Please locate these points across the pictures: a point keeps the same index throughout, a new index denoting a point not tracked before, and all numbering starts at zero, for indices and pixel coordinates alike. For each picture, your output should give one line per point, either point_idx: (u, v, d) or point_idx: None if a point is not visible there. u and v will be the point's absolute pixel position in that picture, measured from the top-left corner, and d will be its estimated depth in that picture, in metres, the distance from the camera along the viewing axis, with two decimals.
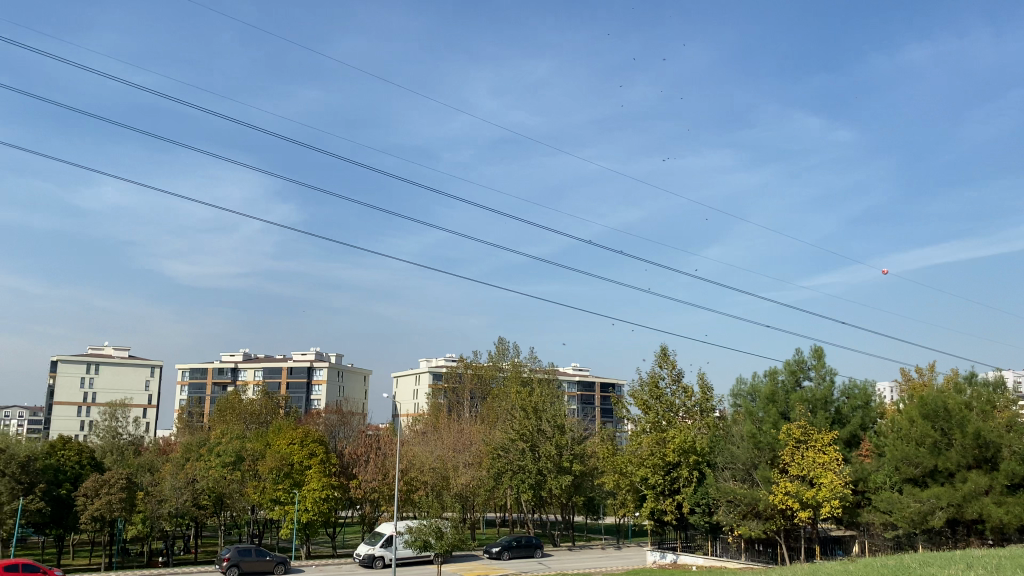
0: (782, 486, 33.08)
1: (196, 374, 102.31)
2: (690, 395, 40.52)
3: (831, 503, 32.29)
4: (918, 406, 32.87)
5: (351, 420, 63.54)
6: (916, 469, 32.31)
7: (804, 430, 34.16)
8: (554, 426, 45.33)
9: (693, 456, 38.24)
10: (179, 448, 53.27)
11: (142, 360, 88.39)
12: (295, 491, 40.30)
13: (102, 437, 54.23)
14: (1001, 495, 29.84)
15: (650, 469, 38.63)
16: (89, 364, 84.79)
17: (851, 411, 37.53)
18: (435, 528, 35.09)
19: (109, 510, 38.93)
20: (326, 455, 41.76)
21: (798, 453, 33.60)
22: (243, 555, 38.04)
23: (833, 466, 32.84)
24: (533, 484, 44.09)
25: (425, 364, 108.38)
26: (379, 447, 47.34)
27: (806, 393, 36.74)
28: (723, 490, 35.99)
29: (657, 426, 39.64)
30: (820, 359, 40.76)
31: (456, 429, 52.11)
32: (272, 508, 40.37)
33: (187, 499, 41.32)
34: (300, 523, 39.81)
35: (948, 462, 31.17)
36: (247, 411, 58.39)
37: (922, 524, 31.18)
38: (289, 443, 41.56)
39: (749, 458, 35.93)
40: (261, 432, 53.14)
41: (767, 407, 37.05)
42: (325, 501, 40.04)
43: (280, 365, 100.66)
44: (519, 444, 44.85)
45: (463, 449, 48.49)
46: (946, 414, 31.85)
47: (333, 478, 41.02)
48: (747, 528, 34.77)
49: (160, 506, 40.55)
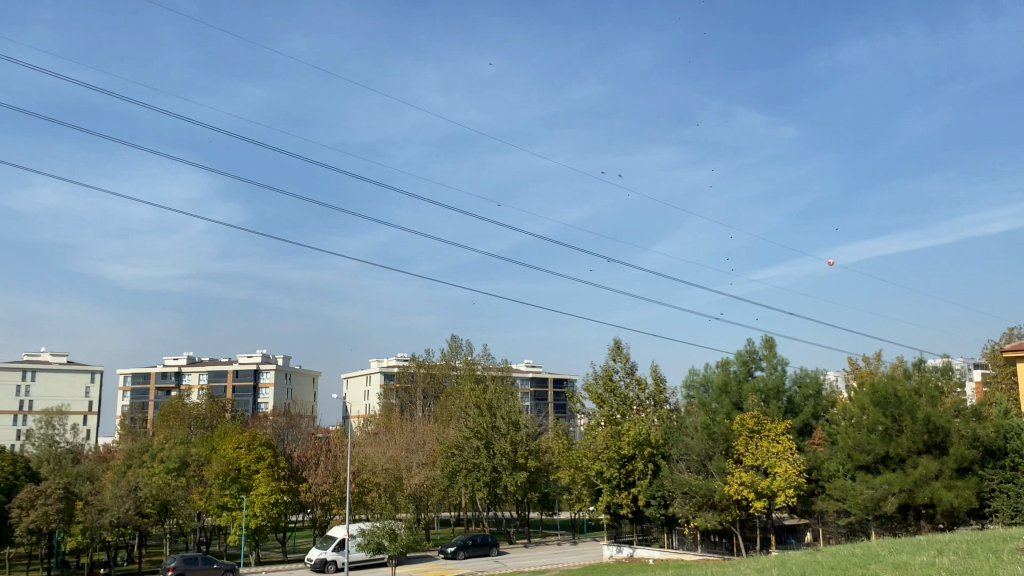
0: (737, 476, 33.05)
1: (139, 379, 99.42)
2: (644, 387, 40.38)
3: (786, 492, 32.38)
4: (869, 393, 33.10)
5: (301, 422, 62.29)
6: (868, 456, 32.53)
7: (757, 420, 34.11)
8: (509, 423, 44.86)
9: (648, 449, 38.05)
10: (120, 456, 51.34)
11: (81, 366, 85.41)
12: (243, 496, 38.95)
13: (38, 446, 51.99)
14: (951, 479, 30.15)
15: (606, 463, 38.34)
16: (25, 371, 81.57)
17: (803, 400, 37.72)
18: (389, 530, 34.19)
19: (46, 521, 37.21)
20: (274, 459, 40.59)
21: (752, 443, 33.58)
22: (189, 564, 36.66)
23: (787, 456, 32.86)
24: (488, 482, 43.45)
25: (377, 364, 106.98)
26: (329, 448, 46.23)
27: (759, 383, 36.83)
28: (679, 482, 35.98)
29: (611, 420, 39.22)
30: (771, 349, 40.93)
31: (409, 429, 51.13)
32: (218, 514, 38.98)
33: (129, 507, 39.84)
34: (248, 529, 38.60)
35: (900, 448, 31.39)
36: (192, 415, 56.63)
37: (875, 510, 31.38)
38: (235, 447, 40.14)
39: (703, 449, 35.86)
40: (207, 436, 51.56)
41: (720, 398, 37.01)
42: (275, 505, 38.95)
43: (226, 368, 98.31)
44: (473, 442, 44.17)
45: (417, 447, 47.59)
46: (897, 401, 32.13)
47: (282, 482, 39.97)
48: (702, 520, 34.80)
49: (101, 516, 38.82)
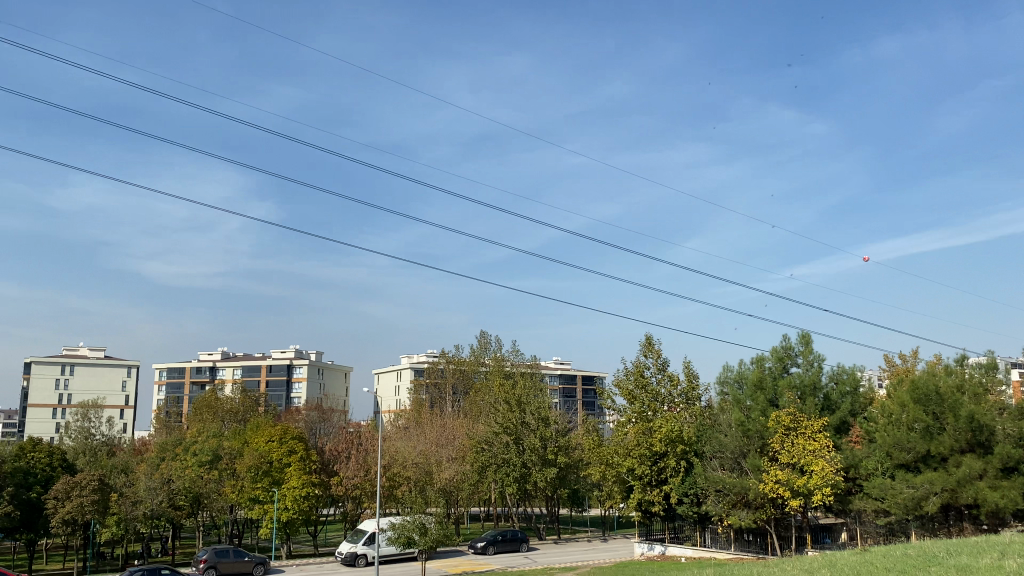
0: (772, 474, 32.40)
1: (173, 374, 100.67)
2: (677, 383, 39.68)
3: (822, 490, 31.65)
4: (909, 390, 32.24)
5: (331, 417, 62.50)
6: (907, 454, 31.66)
7: (793, 417, 33.46)
8: (539, 419, 44.43)
9: (680, 446, 37.45)
10: (154, 448, 51.79)
11: (118, 360, 86.55)
12: (274, 489, 39.13)
13: (74, 438, 52.59)
14: (995, 479, 29.33)
15: (638, 460, 37.80)
16: (63, 366, 82.80)
17: (839, 397, 36.95)
18: (419, 524, 33.97)
19: (81, 512, 37.53)
20: (306, 452, 40.57)
21: (789, 441, 32.89)
22: (220, 556, 36.82)
23: (824, 453, 32.09)
24: (518, 477, 43.22)
25: (407, 360, 107.27)
26: (359, 441, 46.21)
27: (795, 379, 36.01)
28: (712, 480, 35.26)
29: (643, 416, 38.63)
30: (807, 346, 40.14)
31: (439, 424, 51.05)
32: (250, 507, 39.08)
33: (162, 500, 40.43)
34: (280, 522, 38.68)
35: (941, 446, 30.60)
36: (224, 409, 56.99)
37: (916, 510, 30.55)
38: (267, 440, 40.22)
39: (738, 447, 35.14)
40: (239, 429, 51.90)
41: (755, 395, 36.30)
42: (306, 498, 39.05)
43: (259, 363, 99.11)
44: (503, 437, 43.98)
45: (446, 442, 47.42)
46: (938, 398, 31.28)
47: (313, 475, 40.00)
48: (737, 518, 34.12)
49: (135, 508, 39.49)
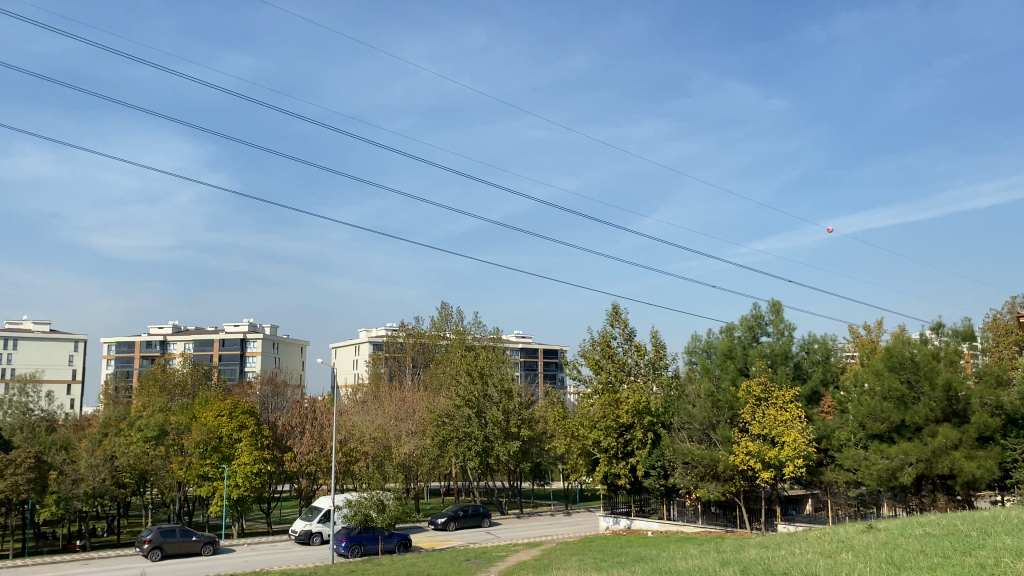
0: (743, 446, 31.18)
1: (123, 348, 97.30)
2: (643, 352, 38.01)
3: (794, 462, 30.51)
4: (883, 358, 31.12)
5: (285, 391, 60.39)
6: (882, 425, 30.54)
7: (764, 387, 32.24)
8: (501, 391, 42.91)
9: (648, 417, 36.10)
10: (97, 424, 49.23)
11: (64, 334, 82.99)
12: (224, 466, 37.10)
13: (11, 414, 49.62)
14: (971, 449, 28.36)
15: (603, 432, 36.40)
16: (6, 339, 79.00)
17: (810, 366, 35.96)
18: (377, 501, 32.35)
19: (16, 491, 34.80)
20: (258, 427, 38.46)
21: (759, 411, 31.70)
22: (166, 536, 34.79)
23: (795, 424, 30.95)
24: (480, 451, 41.61)
25: (365, 334, 105.00)
26: (314, 415, 44.16)
27: (765, 348, 34.74)
28: (680, 453, 34.09)
29: (609, 388, 37.15)
30: (777, 314, 39.07)
31: (398, 398, 49.28)
32: (199, 484, 37.08)
33: (105, 477, 38.27)
34: (230, 500, 36.74)
35: (916, 416, 29.54)
36: (173, 382, 54.51)
37: (891, 481, 29.58)
38: (216, 415, 37.94)
39: (706, 418, 33.76)
40: (188, 404, 49.47)
41: (724, 364, 35.02)
42: (258, 475, 37.09)
43: (212, 337, 95.99)
44: (465, 411, 42.26)
45: (406, 416, 45.70)
46: (914, 366, 30.15)
47: (266, 451, 38.00)
48: (706, 490, 32.90)
49: (75, 486, 37.17)
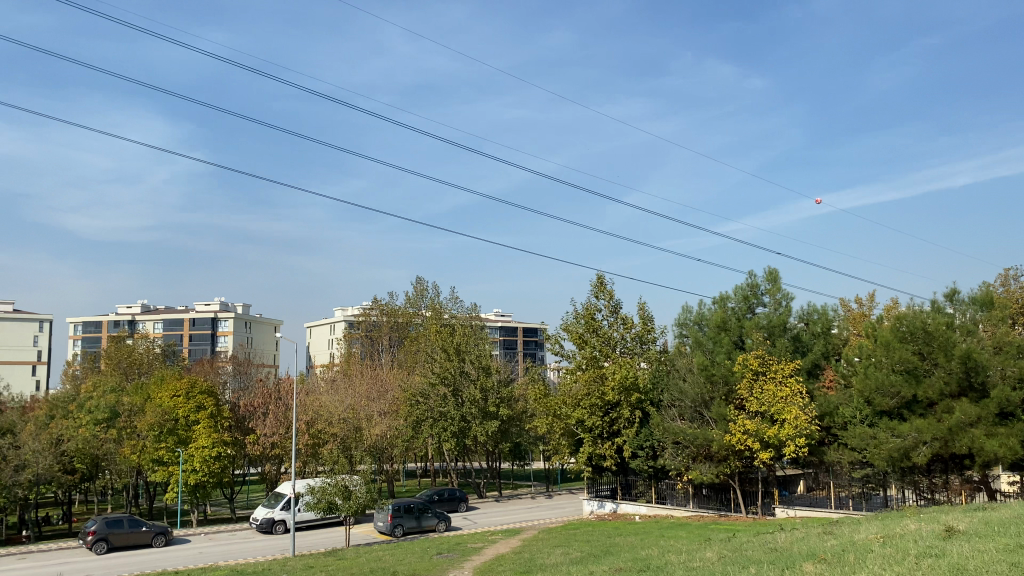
0: (740, 424, 28.38)
1: (90, 329, 93.40)
2: (630, 325, 34.93)
3: (795, 442, 27.66)
4: (892, 327, 28.08)
5: (251, 371, 57.09)
6: (891, 400, 27.73)
7: (761, 360, 29.23)
8: (479, 368, 39.87)
9: (635, 395, 33.28)
10: (45, 405, 45.46)
11: (28, 314, 78.97)
12: (180, 450, 33.75)
13: None
14: (992, 426, 25.03)
15: (587, 411, 33.57)
16: None
17: (811, 338, 33.17)
18: (342, 487, 29.17)
19: None
20: (217, 408, 35.25)
21: (757, 386, 28.79)
22: (113, 527, 31.46)
23: (797, 400, 28.06)
24: (456, 432, 38.68)
25: (341, 313, 101.58)
26: (278, 394, 40.41)
27: (761, 319, 31.79)
28: (670, 431, 31.31)
29: (594, 363, 34.15)
30: (774, 283, 36.23)
31: (371, 376, 46.31)
32: (153, 470, 33.70)
33: (52, 463, 34.44)
34: (187, 486, 33.44)
35: (929, 391, 26.56)
36: (130, 360, 50.71)
37: (903, 461, 26.82)
38: (172, 396, 34.59)
39: (699, 394, 30.90)
40: (142, 384, 45.91)
41: (718, 337, 31.97)
42: (217, 459, 33.87)
43: (182, 317, 92.20)
44: (440, 389, 39.27)
45: (378, 396, 42.80)
46: (927, 336, 26.94)
47: (226, 434, 34.83)
48: (698, 472, 30.16)
49: (18, 473, 33.36)
